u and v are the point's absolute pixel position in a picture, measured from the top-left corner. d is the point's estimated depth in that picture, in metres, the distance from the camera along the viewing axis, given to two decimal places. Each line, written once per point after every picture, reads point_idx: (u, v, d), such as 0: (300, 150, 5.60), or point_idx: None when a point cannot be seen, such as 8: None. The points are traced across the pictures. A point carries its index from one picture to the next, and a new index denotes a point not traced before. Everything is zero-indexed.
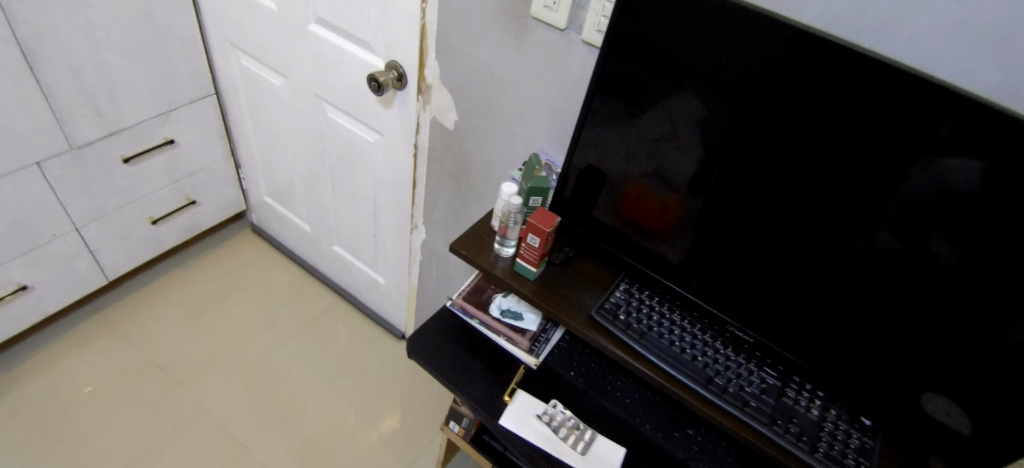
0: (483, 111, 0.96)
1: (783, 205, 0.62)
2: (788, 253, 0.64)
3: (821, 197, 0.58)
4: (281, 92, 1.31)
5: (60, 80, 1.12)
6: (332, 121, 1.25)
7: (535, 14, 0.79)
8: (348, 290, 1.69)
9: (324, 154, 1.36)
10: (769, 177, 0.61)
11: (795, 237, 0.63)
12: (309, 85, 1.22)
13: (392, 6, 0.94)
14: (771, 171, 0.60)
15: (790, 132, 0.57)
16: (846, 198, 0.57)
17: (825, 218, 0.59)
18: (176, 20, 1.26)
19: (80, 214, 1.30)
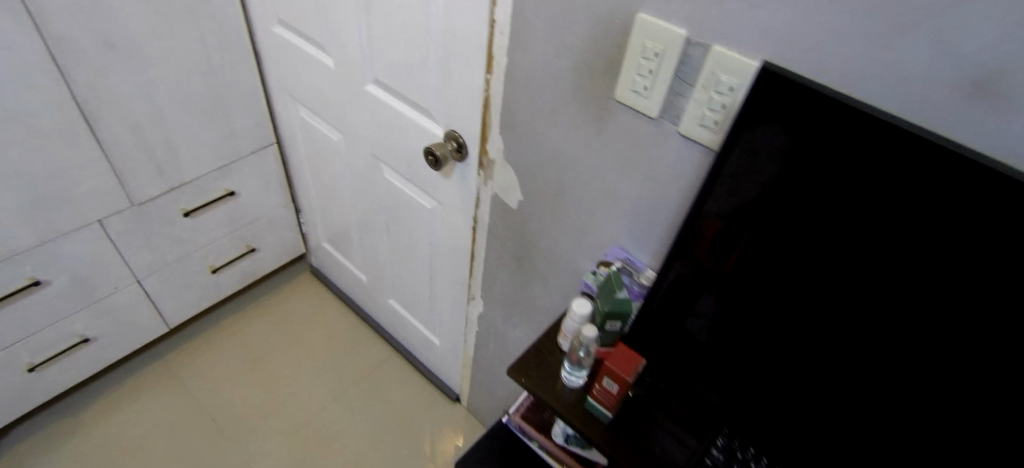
0: (551, 196, 0.83)
1: (885, 319, 0.47)
2: (904, 386, 0.49)
3: (955, 335, 0.44)
4: (339, 147, 1.25)
5: (121, 140, 1.11)
6: (388, 183, 1.17)
7: (619, 97, 0.65)
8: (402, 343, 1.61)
9: (381, 212, 1.28)
10: (882, 292, 0.46)
11: (929, 382, 0.47)
12: (366, 143, 1.14)
13: (452, 73, 0.83)
14: (885, 251, 0.45)
15: (904, 228, 0.43)
16: (989, 340, 0.42)
17: (965, 361, 0.44)
18: (238, 72, 1.23)
19: (141, 266, 1.31)
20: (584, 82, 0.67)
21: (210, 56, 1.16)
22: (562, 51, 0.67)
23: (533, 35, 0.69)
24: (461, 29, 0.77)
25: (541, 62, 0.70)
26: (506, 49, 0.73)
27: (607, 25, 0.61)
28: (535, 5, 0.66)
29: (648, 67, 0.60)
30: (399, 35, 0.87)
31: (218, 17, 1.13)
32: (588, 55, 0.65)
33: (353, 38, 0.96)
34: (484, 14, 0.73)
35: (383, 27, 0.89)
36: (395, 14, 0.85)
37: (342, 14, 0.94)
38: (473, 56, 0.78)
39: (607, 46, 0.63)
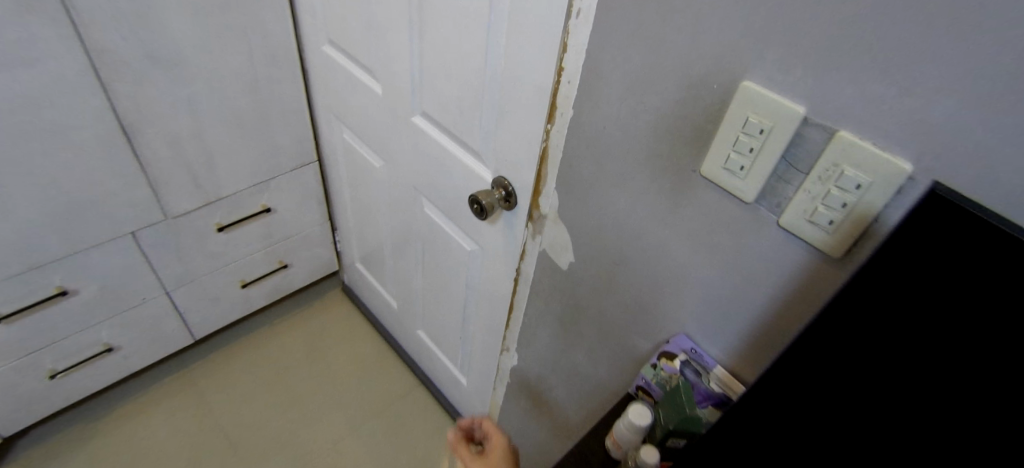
0: (609, 264, 0.73)
1: None
2: None
3: None
4: (380, 174, 1.18)
5: (160, 154, 1.08)
6: (428, 217, 1.10)
7: (704, 172, 0.54)
8: (427, 376, 1.54)
9: (418, 245, 1.21)
10: None
11: None
12: (408, 175, 1.07)
13: (508, 117, 0.75)
14: None
15: None
16: None
17: None
18: (284, 90, 1.19)
19: (171, 278, 1.28)
20: (664, 150, 0.57)
21: (257, 73, 1.12)
22: (640, 111, 0.57)
23: (606, 88, 0.59)
24: (523, 73, 0.68)
25: (612, 121, 0.61)
26: (573, 101, 0.64)
27: (700, 89, 0.51)
28: (612, 56, 0.57)
29: (749, 144, 0.49)
30: (452, 70, 0.80)
31: (267, 32, 1.09)
32: (671, 119, 0.55)
33: (404, 68, 0.89)
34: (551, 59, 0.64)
35: (436, 61, 0.82)
36: (451, 48, 0.78)
37: (394, 42, 0.88)
38: (533, 103, 0.69)
39: (698, 113, 0.52)
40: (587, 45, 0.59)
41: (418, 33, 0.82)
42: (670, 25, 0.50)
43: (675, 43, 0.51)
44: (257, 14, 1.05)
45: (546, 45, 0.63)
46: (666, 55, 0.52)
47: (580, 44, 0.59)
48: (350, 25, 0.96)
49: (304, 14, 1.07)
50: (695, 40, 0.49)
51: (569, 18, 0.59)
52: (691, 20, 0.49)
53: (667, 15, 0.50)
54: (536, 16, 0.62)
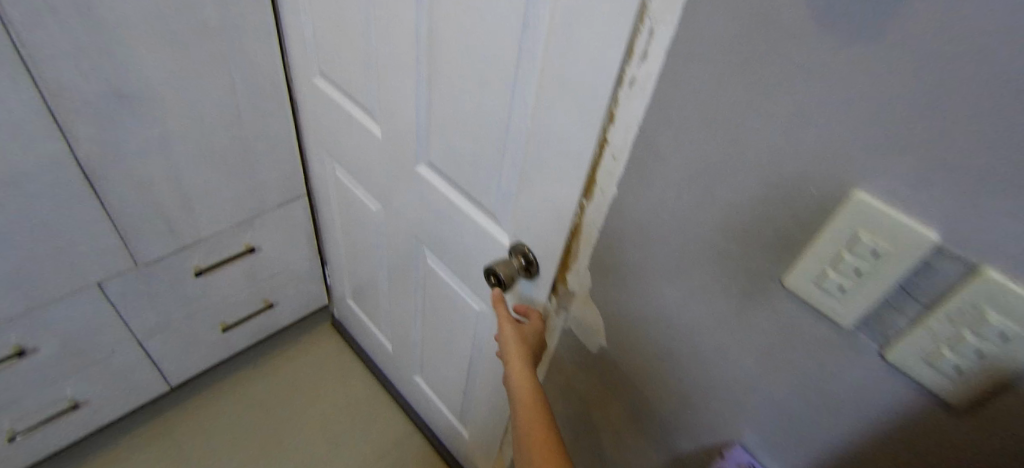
0: (649, 356, 0.63)
1: None
2: None
3: None
4: (376, 217, 1.08)
5: (128, 198, 0.97)
6: (430, 269, 1.01)
7: (786, 281, 0.45)
8: (424, 421, 1.43)
9: (417, 293, 1.12)
10: None
11: None
12: (409, 224, 0.97)
13: (533, 184, 0.64)
14: None
15: None
16: None
17: None
18: (269, 122, 1.08)
19: (143, 326, 1.17)
20: (734, 249, 0.47)
21: (238, 106, 1.02)
22: (705, 205, 0.47)
23: (661, 173, 0.49)
24: (553, 140, 0.58)
25: (667, 208, 0.50)
26: (617, 179, 0.54)
27: (791, 191, 0.41)
28: (672, 139, 0.47)
29: (853, 266, 0.40)
30: (466, 125, 0.70)
31: (251, 62, 0.98)
32: (747, 219, 0.45)
33: (408, 114, 0.79)
34: (591, 132, 0.52)
35: (446, 112, 0.72)
36: (465, 102, 0.67)
37: (397, 87, 0.77)
38: (564, 175, 0.59)
39: (785, 217, 0.43)
40: (641, 121, 0.48)
41: (426, 80, 0.72)
42: (754, 114, 0.41)
43: (759, 135, 0.41)
44: (238, 44, 0.95)
45: (584, 112, 0.52)
46: (747, 148, 0.42)
47: (632, 118, 0.49)
48: (346, 62, 0.86)
49: (293, 43, 0.97)
50: (786, 136, 0.40)
51: (619, 88, 0.48)
52: (786, 112, 0.39)
53: (751, 103, 0.40)
54: (575, 79, 0.51)
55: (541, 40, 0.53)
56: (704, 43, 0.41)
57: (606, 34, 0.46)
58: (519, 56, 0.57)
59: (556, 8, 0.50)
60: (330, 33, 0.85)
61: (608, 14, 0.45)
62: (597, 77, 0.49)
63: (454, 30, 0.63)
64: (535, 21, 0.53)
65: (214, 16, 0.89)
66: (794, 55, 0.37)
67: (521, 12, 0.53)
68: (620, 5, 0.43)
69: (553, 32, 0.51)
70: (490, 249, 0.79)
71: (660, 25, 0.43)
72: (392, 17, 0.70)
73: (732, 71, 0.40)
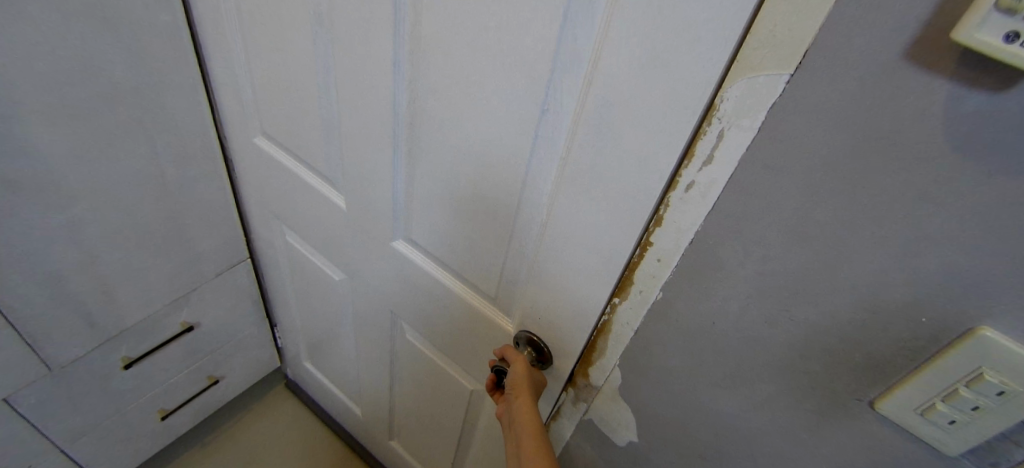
0: (691, 458, 0.56)
1: None
2: None
3: None
4: (339, 286, 0.95)
5: (32, 298, 0.79)
6: (410, 342, 0.90)
7: (880, 406, 0.39)
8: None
9: (392, 363, 1.00)
10: None
11: None
12: (380, 296, 0.86)
13: (546, 278, 0.55)
14: None
15: None
16: None
17: None
18: (201, 187, 0.93)
19: (64, 435, 0.98)
20: (814, 366, 0.41)
21: (164, 174, 0.86)
22: (779, 321, 0.41)
23: (724, 282, 0.42)
24: (576, 236, 0.48)
25: (729, 317, 0.44)
26: (662, 282, 0.46)
27: (896, 318, 0.36)
28: (740, 250, 0.40)
29: (972, 401, 0.35)
30: (458, 206, 0.59)
31: (174, 121, 0.83)
32: (833, 341, 0.39)
33: (380, 188, 0.68)
34: (631, 235, 0.44)
35: (432, 190, 0.61)
36: (458, 182, 0.57)
37: (366, 158, 0.66)
38: (592, 274, 0.50)
39: (885, 343, 0.37)
40: (700, 227, 0.41)
41: (405, 153, 0.61)
42: (854, 236, 0.35)
43: (860, 258, 0.35)
44: (159, 103, 0.79)
45: (622, 212, 0.43)
46: (841, 268, 0.36)
47: (687, 223, 0.41)
48: (297, 124, 0.73)
49: (226, 99, 0.82)
50: (898, 262, 0.34)
51: (672, 191, 0.40)
52: (898, 239, 0.33)
53: (852, 224, 0.34)
54: (611, 178, 0.42)
55: (564, 128, 0.44)
56: (797, 153, 0.34)
57: (659, 133, 0.38)
58: (532, 142, 0.47)
59: (586, 97, 0.41)
60: (275, 91, 0.72)
61: (662, 112, 0.37)
62: (643, 178, 0.40)
63: (445, 106, 0.52)
64: (557, 106, 0.43)
65: (124, 75, 0.73)
66: (918, 180, 0.31)
67: (536, 95, 0.44)
68: (681, 105, 0.36)
69: (581, 123, 0.42)
70: (487, 332, 0.70)
71: (735, 128, 0.35)
72: (359, 83, 0.59)
73: (829, 187, 0.34)
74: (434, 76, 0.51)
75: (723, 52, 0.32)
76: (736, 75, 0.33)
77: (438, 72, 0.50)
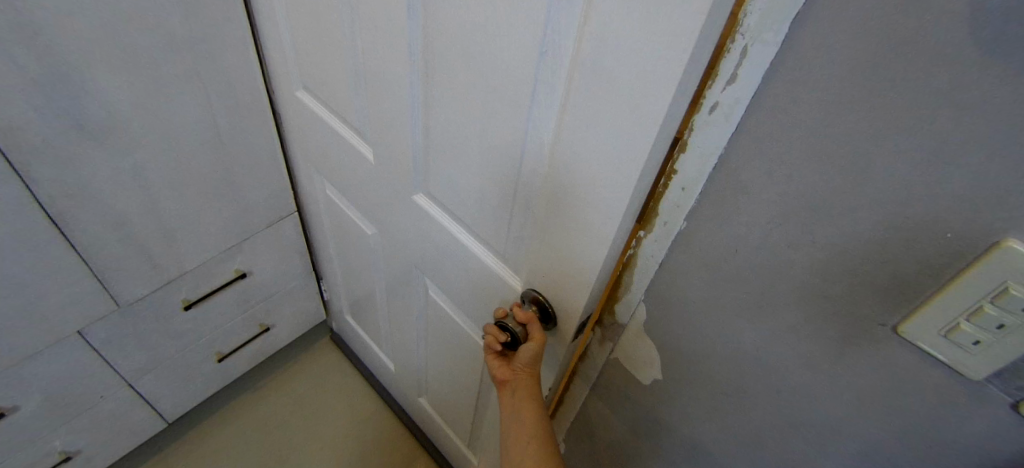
0: (714, 394, 0.58)
1: None
2: None
3: None
4: (373, 242, 1.00)
5: (103, 240, 0.88)
6: (432, 299, 0.93)
7: (903, 329, 0.39)
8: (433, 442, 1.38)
9: (418, 319, 1.04)
10: None
11: None
12: (406, 252, 0.90)
13: (553, 231, 0.55)
14: None
15: None
16: None
17: None
18: (251, 140, 0.98)
19: (132, 369, 1.09)
20: (837, 291, 0.42)
21: (217, 127, 0.91)
22: (803, 245, 0.42)
23: (747, 207, 0.43)
24: (577, 186, 0.49)
25: (752, 242, 0.44)
26: (686, 211, 0.47)
27: (919, 235, 0.36)
28: (764, 172, 0.41)
29: (996, 319, 0.35)
30: (469, 158, 0.61)
31: (226, 75, 0.87)
32: (856, 263, 0.39)
33: (404, 142, 0.70)
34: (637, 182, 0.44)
35: (446, 139, 0.63)
36: (468, 132, 0.59)
37: (388, 107, 0.68)
38: (599, 227, 0.50)
39: (909, 261, 0.37)
40: (723, 151, 0.42)
41: (422, 103, 0.63)
42: (878, 150, 0.35)
43: (884, 173, 0.35)
44: (211, 58, 0.84)
45: (620, 159, 0.44)
46: (866, 185, 0.36)
47: (711, 148, 0.42)
48: (330, 77, 0.76)
49: (272, 53, 0.86)
50: (925, 174, 0.34)
51: (696, 113, 0.41)
52: (921, 151, 0.33)
53: (876, 138, 0.34)
54: (609, 122, 0.43)
55: (563, 71, 0.44)
56: (823, 65, 0.34)
57: (652, 74, 0.38)
58: (533, 88, 0.48)
59: (582, 37, 0.41)
60: (312, 44, 0.75)
61: (660, 50, 0.36)
62: (645, 123, 0.40)
63: (455, 51, 0.53)
64: (557, 47, 0.44)
65: (180, 29, 0.78)
66: (944, 86, 0.31)
67: (536, 37, 0.44)
68: (674, 41, 0.35)
69: (578, 64, 0.42)
70: (497, 291, 0.71)
71: (757, 43, 0.36)
72: (380, 31, 0.61)
73: (855, 100, 0.34)
74: (446, 22, 0.52)
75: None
76: None
77: (448, 15, 0.51)
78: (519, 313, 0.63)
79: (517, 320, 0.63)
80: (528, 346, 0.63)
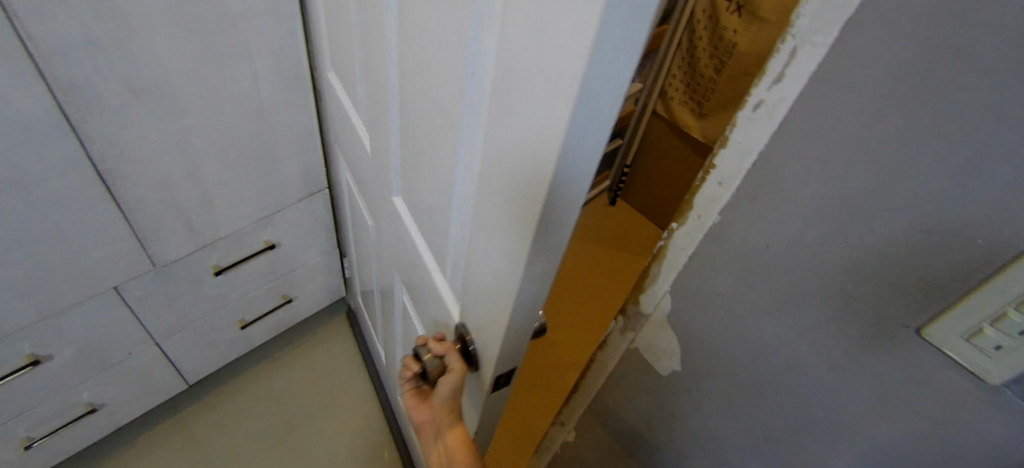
0: (731, 387, 0.59)
1: None
2: None
3: None
4: (371, 232, 1.02)
5: (145, 201, 0.92)
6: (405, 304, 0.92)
7: (926, 330, 0.41)
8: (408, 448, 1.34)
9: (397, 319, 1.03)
10: None
11: None
12: (392, 251, 0.88)
13: (478, 263, 0.51)
14: None
15: None
16: None
17: None
18: (290, 115, 1.01)
19: (160, 329, 1.13)
20: (863, 291, 0.43)
21: (260, 99, 0.94)
22: (833, 244, 0.43)
23: (782, 205, 0.45)
24: (492, 222, 0.45)
25: (783, 239, 0.46)
26: (721, 205, 0.49)
27: (949, 239, 0.37)
28: (802, 171, 0.42)
29: None
30: (425, 172, 0.58)
31: (272, 50, 0.90)
32: (883, 264, 0.41)
33: (385, 138, 0.68)
34: (543, 230, 0.39)
35: (411, 150, 0.61)
36: (422, 146, 0.56)
37: (378, 107, 0.67)
38: (510, 272, 0.45)
39: (938, 265, 0.38)
40: (763, 148, 0.44)
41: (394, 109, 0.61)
42: (918, 155, 0.36)
43: (922, 177, 0.36)
44: (260, 33, 0.86)
45: (523, 205, 0.39)
46: (904, 188, 0.37)
47: (751, 144, 0.45)
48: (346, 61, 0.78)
49: (315, 32, 0.88)
50: (962, 180, 0.35)
51: (741, 109, 0.44)
52: (961, 158, 0.34)
53: (918, 143, 0.36)
54: (515, 166, 0.38)
55: (485, 96, 0.40)
56: (873, 69, 0.36)
57: (542, 117, 0.32)
58: (464, 110, 0.43)
59: (497, 63, 0.36)
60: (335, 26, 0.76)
61: (548, 89, 0.31)
62: (540, 170, 0.35)
63: (410, 60, 0.50)
64: (480, 68, 0.39)
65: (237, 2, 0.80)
66: (990, 94, 0.32)
67: (464, 54, 0.40)
68: (560, 86, 0.30)
69: (495, 95, 0.37)
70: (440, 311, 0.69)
71: (807, 44, 0.38)
72: (369, 29, 0.59)
73: (900, 105, 0.35)
74: (405, 26, 0.49)
75: (627, 17, 0.26)
76: None
77: (406, 22, 0.48)
78: (437, 347, 0.63)
79: (434, 354, 0.64)
80: (447, 379, 0.64)
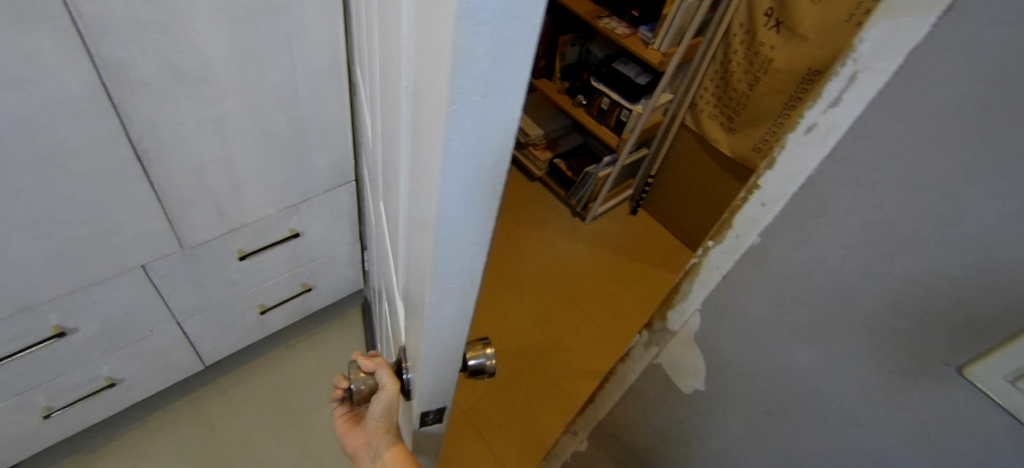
0: (755, 410, 0.58)
1: None
2: None
3: None
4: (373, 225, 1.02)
5: (178, 183, 0.93)
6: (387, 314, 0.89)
7: (969, 371, 0.39)
8: None
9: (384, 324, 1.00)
10: None
11: None
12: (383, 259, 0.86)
13: (412, 284, 0.48)
14: None
15: None
16: None
17: None
18: (323, 106, 1.01)
19: (183, 309, 1.15)
20: (906, 325, 0.42)
21: (296, 89, 0.95)
22: (878, 275, 0.42)
23: (826, 231, 0.44)
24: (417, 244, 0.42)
25: (825, 265, 0.45)
26: (761, 227, 0.49)
27: (1004, 279, 0.36)
28: (851, 198, 0.41)
29: None
30: (393, 188, 0.55)
31: (311, 41, 0.90)
32: (930, 299, 0.40)
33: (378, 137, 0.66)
34: (444, 254, 0.35)
35: (387, 164, 0.58)
36: (389, 162, 0.53)
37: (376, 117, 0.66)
38: (422, 284, 0.41)
39: (988, 304, 0.37)
40: (812, 172, 0.43)
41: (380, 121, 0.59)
42: (978, 190, 0.35)
43: (980, 213, 0.35)
44: (300, 24, 0.87)
45: (429, 232, 0.35)
46: (959, 223, 0.36)
47: (799, 167, 0.44)
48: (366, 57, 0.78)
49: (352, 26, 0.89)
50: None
51: (792, 131, 0.43)
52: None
53: (978, 179, 0.34)
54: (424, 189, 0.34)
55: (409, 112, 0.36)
56: (936, 99, 0.35)
57: (429, 140, 0.29)
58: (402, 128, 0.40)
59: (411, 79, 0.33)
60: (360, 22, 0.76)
61: (431, 110, 0.27)
62: (430, 189, 0.31)
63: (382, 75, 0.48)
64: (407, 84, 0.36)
65: None
66: None
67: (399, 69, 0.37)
68: (439, 106, 0.26)
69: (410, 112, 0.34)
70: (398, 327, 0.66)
71: (867, 71, 0.37)
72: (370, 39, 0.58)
73: (963, 138, 0.34)
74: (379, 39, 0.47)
75: (492, 39, 0.22)
76: (880, 16, 0.35)
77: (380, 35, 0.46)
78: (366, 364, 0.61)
79: (366, 372, 0.61)
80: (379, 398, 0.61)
